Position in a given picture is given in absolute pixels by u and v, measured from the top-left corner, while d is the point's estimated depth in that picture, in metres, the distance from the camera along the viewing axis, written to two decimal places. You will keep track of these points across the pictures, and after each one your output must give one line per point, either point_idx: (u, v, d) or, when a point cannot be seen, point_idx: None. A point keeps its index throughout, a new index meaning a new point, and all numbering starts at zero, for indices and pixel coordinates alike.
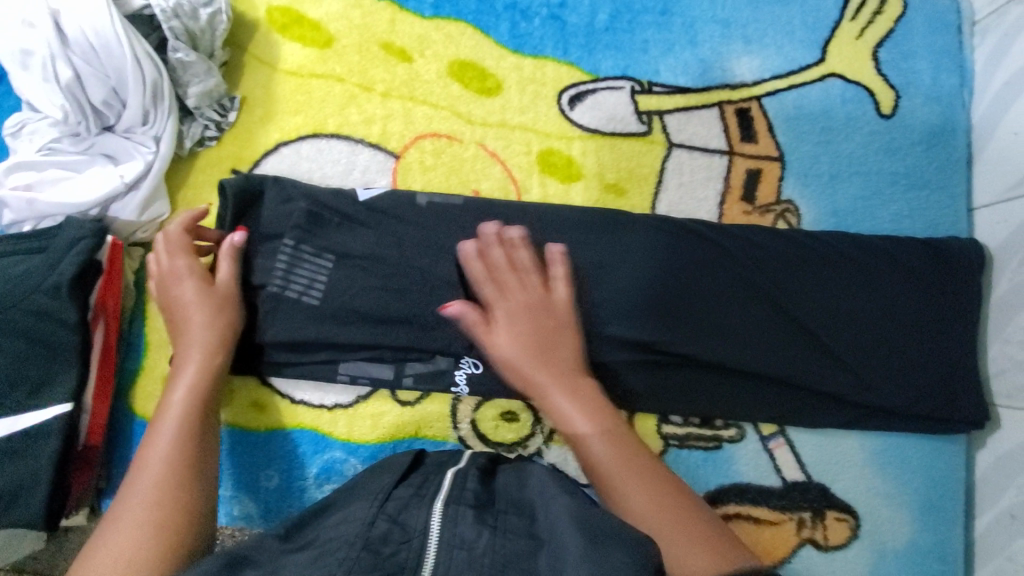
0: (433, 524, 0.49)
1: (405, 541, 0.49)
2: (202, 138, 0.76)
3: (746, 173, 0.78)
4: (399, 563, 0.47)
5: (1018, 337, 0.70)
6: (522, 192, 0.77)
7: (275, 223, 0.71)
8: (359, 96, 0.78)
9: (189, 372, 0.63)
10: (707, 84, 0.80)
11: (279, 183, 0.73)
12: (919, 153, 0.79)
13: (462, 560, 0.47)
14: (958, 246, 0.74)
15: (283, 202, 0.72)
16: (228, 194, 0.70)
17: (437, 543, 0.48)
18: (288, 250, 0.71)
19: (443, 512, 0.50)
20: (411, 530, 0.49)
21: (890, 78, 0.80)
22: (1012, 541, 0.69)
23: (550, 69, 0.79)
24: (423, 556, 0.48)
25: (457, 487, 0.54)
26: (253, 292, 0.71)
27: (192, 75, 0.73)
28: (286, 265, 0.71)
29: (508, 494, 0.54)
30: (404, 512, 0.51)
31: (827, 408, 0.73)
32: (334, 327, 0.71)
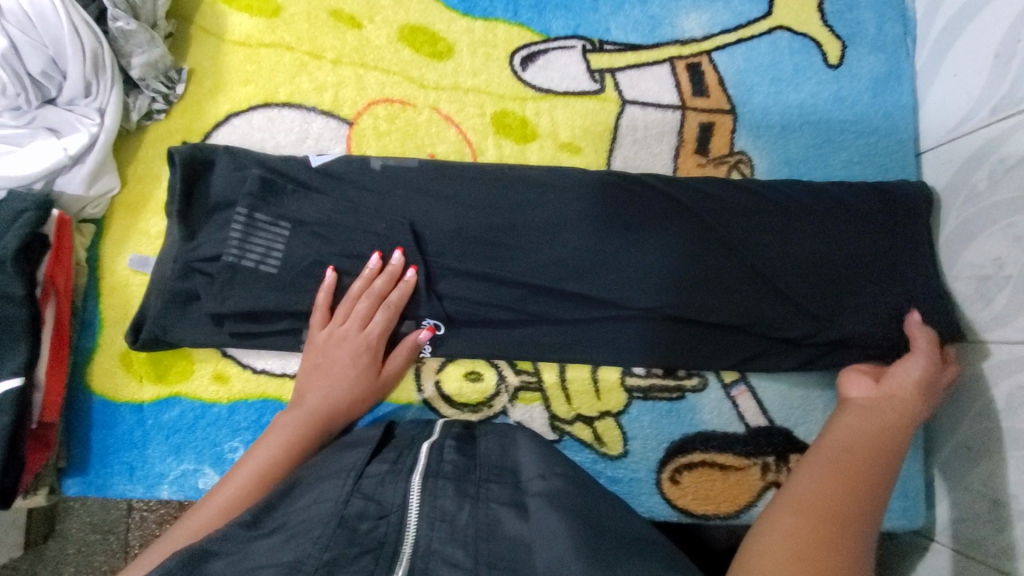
0: (412, 500, 0.48)
1: (382, 517, 0.47)
2: (149, 111, 0.75)
3: (699, 127, 0.79)
4: (378, 538, 0.46)
5: (965, 273, 0.72)
6: (477, 154, 0.78)
7: (227, 193, 0.71)
8: (309, 64, 0.77)
9: (325, 387, 0.68)
10: (657, 40, 0.80)
11: (230, 152, 0.72)
12: (867, 101, 0.80)
13: (443, 534, 0.46)
14: (905, 187, 0.75)
15: (234, 171, 0.71)
16: (177, 161, 0.70)
17: (415, 519, 0.47)
18: (243, 217, 0.69)
19: (421, 487, 0.49)
20: (388, 505, 0.48)
21: (836, 29, 0.81)
22: (969, 472, 0.71)
23: (500, 31, 0.79)
24: (402, 529, 0.46)
25: (435, 459, 0.52)
26: (210, 263, 0.69)
27: (135, 45, 0.71)
28: (241, 233, 0.69)
29: (489, 462, 0.54)
30: (381, 487, 0.50)
31: (794, 354, 0.74)
32: (293, 294, 0.70)
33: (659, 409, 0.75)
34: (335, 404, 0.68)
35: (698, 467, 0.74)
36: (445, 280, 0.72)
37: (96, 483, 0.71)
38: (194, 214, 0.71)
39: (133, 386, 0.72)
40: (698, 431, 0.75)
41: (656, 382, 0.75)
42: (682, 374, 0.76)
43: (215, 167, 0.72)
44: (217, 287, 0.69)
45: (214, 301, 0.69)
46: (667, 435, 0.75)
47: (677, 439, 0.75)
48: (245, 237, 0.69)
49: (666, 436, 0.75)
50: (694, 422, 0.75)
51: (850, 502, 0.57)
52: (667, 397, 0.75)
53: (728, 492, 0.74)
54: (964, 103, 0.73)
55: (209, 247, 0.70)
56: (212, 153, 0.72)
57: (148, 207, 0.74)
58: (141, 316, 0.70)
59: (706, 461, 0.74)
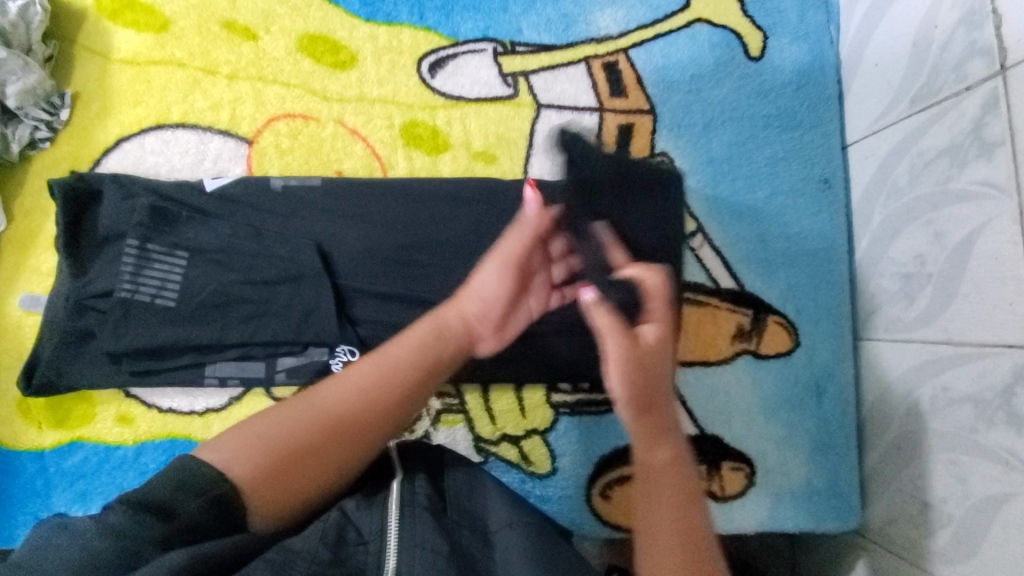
0: (391, 528, 0.46)
1: (362, 543, 0.46)
2: (33, 141, 0.71)
3: (618, 129, 0.76)
4: (359, 566, 0.45)
5: (890, 271, 0.70)
6: (387, 168, 0.74)
7: (115, 225, 0.67)
8: (203, 80, 0.73)
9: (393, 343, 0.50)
10: (572, 40, 0.77)
11: (118, 179, 0.68)
12: (791, 94, 0.77)
13: (425, 562, 0.45)
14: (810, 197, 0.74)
15: (124, 200, 0.67)
16: (59, 194, 0.66)
17: (395, 548, 0.45)
18: (135, 250, 0.66)
19: (400, 512, 0.47)
20: (366, 532, 0.47)
21: (757, 19, 0.78)
22: (900, 473, 0.70)
23: (406, 37, 0.75)
24: (382, 557, 0.45)
25: (408, 492, 0.49)
26: (104, 301, 0.66)
27: (8, 72, 0.67)
28: (133, 267, 0.66)
29: (460, 501, 0.53)
30: (359, 510, 0.48)
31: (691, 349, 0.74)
32: (193, 328, 0.66)
33: (587, 424, 0.73)
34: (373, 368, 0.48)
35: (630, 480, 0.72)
36: (356, 303, 0.69)
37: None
38: (84, 249, 0.67)
39: (32, 433, 0.68)
40: (628, 444, 0.73)
41: (583, 397, 0.73)
42: None
43: (102, 196, 0.67)
44: (111, 325, 0.65)
45: (110, 340, 0.65)
46: (597, 450, 0.73)
47: (605, 453, 0.73)
48: (139, 271, 0.66)
49: (595, 451, 0.73)
50: (624, 435, 0.73)
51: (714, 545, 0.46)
52: (595, 410, 0.73)
53: None
54: (884, 95, 0.70)
55: (100, 282, 0.66)
56: (98, 183, 0.68)
57: (36, 243, 0.70)
58: (33, 360, 0.66)
59: None
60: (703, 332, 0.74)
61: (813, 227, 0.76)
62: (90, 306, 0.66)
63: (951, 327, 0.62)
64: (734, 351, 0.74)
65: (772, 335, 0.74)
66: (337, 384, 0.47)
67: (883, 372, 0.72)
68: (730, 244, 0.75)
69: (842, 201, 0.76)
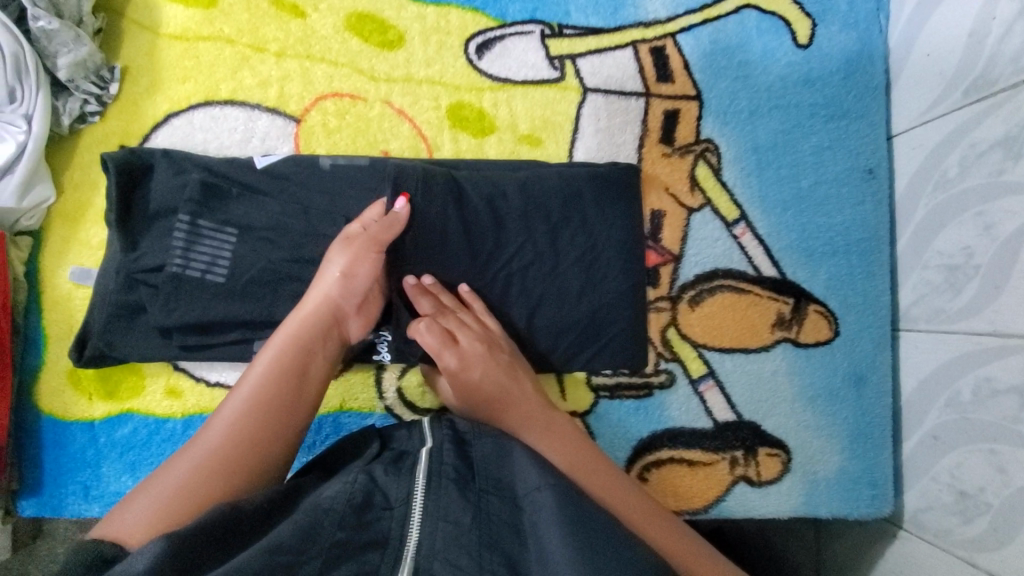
0: (417, 498, 0.50)
1: (387, 509, 0.49)
2: (82, 114, 0.71)
3: (664, 115, 0.76)
4: (383, 532, 0.48)
5: (935, 262, 0.71)
6: (434, 149, 0.74)
7: (165, 201, 0.67)
8: (252, 58, 0.73)
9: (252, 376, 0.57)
10: (619, 23, 0.76)
11: (171, 155, 0.69)
12: (838, 83, 0.77)
13: (446, 534, 0.47)
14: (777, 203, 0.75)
15: (177, 177, 0.68)
16: (111, 168, 0.66)
17: (419, 516, 0.48)
18: (186, 224, 0.66)
19: (426, 486, 0.50)
20: (392, 498, 0.50)
21: (806, 6, 0.78)
22: (936, 462, 0.71)
23: (454, 17, 0.75)
24: (405, 524, 0.48)
25: (435, 463, 0.52)
26: (155, 275, 0.66)
27: (60, 44, 0.67)
28: (184, 242, 0.66)
29: (489, 471, 0.53)
30: (388, 478, 0.51)
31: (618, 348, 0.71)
32: (243, 305, 0.66)
33: (626, 408, 0.74)
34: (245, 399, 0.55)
35: (667, 463, 0.73)
36: None
37: (51, 505, 0.69)
38: (135, 223, 0.67)
39: (82, 404, 0.69)
40: (667, 428, 0.74)
41: (624, 380, 0.74)
42: (649, 371, 0.74)
43: (155, 172, 0.68)
44: (162, 299, 0.65)
45: (159, 314, 0.65)
46: (635, 434, 0.73)
47: (644, 437, 0.73)
48: (190, 246, 0.66)
49: (633, 434, 0.73)
50: (662, 419, 0.74)
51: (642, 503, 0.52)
52: (634, 394, 0.74)
53: (697, 488, 0.73)
54: (936, 84, 0.70)
55: (151, 257, 0.66)
56: (150, 159, 0.68)
57: (87, 217, 0.71)
58: (85, 332, 0.67)
59: (675, 458, 0.73)
60: (745, 319, 0.75)
61: (856, 216, 0.76)
62: (141, 281, 0.66)
63: (998, 319, 0.62)
64: (774, 338, 0.75)
65: (813, 324, 0.75)
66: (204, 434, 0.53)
67: (923, 363, 0.73)
68: (773, 232, 0.75)
69: (886, 191, 0.76)
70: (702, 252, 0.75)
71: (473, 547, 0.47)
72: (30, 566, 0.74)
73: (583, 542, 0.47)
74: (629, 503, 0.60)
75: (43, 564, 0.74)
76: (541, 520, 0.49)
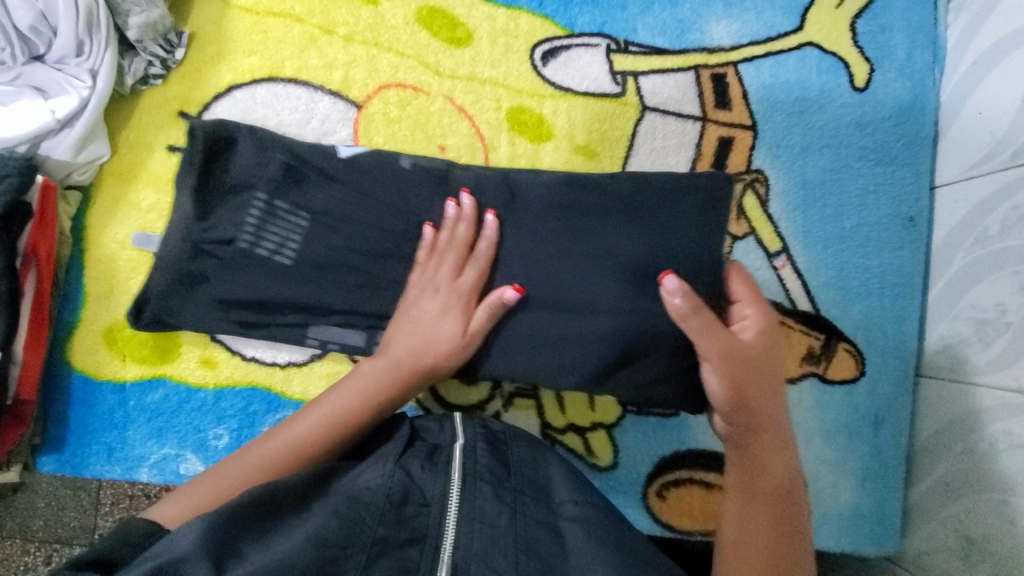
0: (452, 497, 0.49)
1: (424, 506, 0.48)
2: (145, 75, 0.70)
3: (719, 141, 0.77)
4: (421, 528, 0.47)
5: (966, 313, 0.73)
6: (490, 150, 0.75)
7: (238, 177, 0.65)
8: (320, 39, 0.73)
9: (328, 405, 0.57)
10: (684, 46, 0.77)
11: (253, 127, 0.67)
12: (889, 129, 0.79)
13: (483, 537, 0.47)
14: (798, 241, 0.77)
15: (256, 151, 0.66)
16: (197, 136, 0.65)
17: (455, 516, 0.47)
18: (259, 201, 0.65)
19: (462, 483, 0.50)
20: (429, 495, 0.49)
21: (866, 50, 0.79)
22: (944, 506, 0.72)
23: (523, 22, 0.76)
24: (442, 522, 0.47)
25: (470, 461, 0.51)
26: (224, 248, 0.65)
27: (133, 3, 0.66)
28: (257, 220, 0.65)
29: (524, 472, 0.53)
30: (425, 474, 0.50)
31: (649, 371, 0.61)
32: (306, 289, 0.65)
33: (651, 424, 0.74)
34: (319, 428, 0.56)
35: (686, 483, 0.74)
36: None
37: (72, 462, 0.69)
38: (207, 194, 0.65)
39: (115, 364, 0.69)
40: (689, 448, 0.74)
41: None
42: None
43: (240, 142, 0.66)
44: (229, 272, 0.65)
45: (222, 288, 0.65)
46: (656, 451, 0.74)
47: (666, 454, 0.74)
48: (260, 224, 0.65)
49: (655, 452, 0.74)
50: (686, 439, 0.74)
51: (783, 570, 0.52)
52: (661, 412, 0.75)
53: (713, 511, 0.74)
54: (985, 143, 0.72)
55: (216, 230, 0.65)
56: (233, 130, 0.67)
57: (138, 178, 0.70)
58: (145, 296, 0.67)
59: (694, 479, 0.74)
60: None
61: (893, 261, 0.78)
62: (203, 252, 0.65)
63: None
64: (802, 372, 0.76)
65: (840, 361, 0.77)
66: (267, 441, 0.55)
67: (944, 411, 0.74)
68: (812, 267, 0.77)
69: (924, 240, 0.78)
70: None
71: (511, 551, 0.46)
72: (7, 517, 0.74)
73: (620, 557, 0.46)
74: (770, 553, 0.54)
75: (21, 517, 0.74)
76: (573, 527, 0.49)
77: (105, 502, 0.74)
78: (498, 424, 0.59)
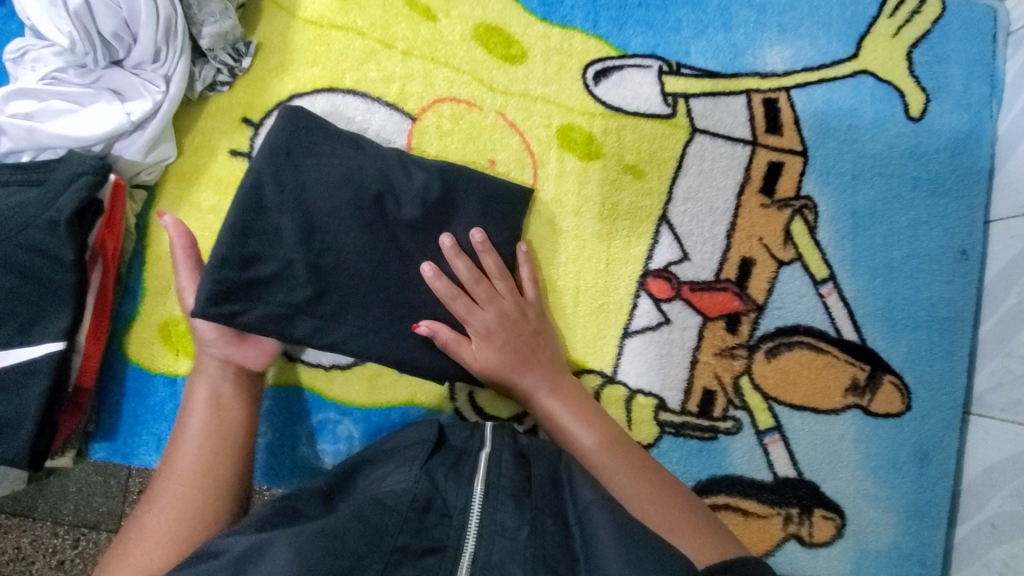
0: (474, 507, 0.47)
1: (447, 516, 0.46)
2: (213, 82, 0.74)
3: (768, 166, 0.77)
4: (443, 537, 0.45)
5: (1019, 352, 0.71)
6: (539, 165, 0.76)
7: (332, 185, 0.65)
8: (379, 52, 0.76)
9: (196, 432, 0.60)
10: (737, 70, 0.78)
11: (336, 133, 0.68)
12: (943, 160, 0.78)
13: (504, 549, 0.44)
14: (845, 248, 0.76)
15: (342, 164, 0.66)
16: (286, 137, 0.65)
17: (475, 529, 0.46)
18: (350, 210, 0.65)
19: (485, 496, 0.48)
20: (451, 505, 0.47)
21: (922, 80, 0.78)
22: (990, 549, 0.70)
23: (578, 42, 0.77)
24: (464, 532, 0.45)
25: (494, 472, 0.50)
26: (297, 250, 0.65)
27: (207, 14, 0.70)
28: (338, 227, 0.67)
29: (549, 489, 0.51)
30: (448, 485, 0.49)
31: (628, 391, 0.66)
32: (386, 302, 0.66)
33: (689, 447, 0.73)
34: (206, 446, 0.59)
35: (723, 510, 0.73)
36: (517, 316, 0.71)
37: (122, 451, 0.71)
38: (266, 196, 0.63)
39: (169, 358, 0.71)
40: (726, 474, 0.73)
41: (690, 420, 0.74)
42: (717, 415, 0.74)
43: (330, 150, 0.67)
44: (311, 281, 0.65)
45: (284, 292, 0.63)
46: (694, 474, 0.73)
47: (703, 479, 0.73)
48: (354, 236, 0.65)
49: (691, 475, 0.73)
50: (723, 465, 0.73)
51: (667, 489, 0.59)
52: (699, 436, 0.74)
53: (749, 538, 0.72)
54: None
55: (295, 229, 0.63)
56: (319, 137, 0.67)
57: (200, 180, 0.73)
58: None
59: (730, 505, 0.73)
60: (819, 379, 0.75)
61: (944, 294, 0.76)
62: (283, 249, 0.62)
63: None
64: (845, 403, 0.75)
65: (885, 394, 0.75)
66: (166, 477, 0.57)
67: (994, 450, 0.72)
68: (859, 296, 0.76)
69: (976, 275, 0.77)
70: (787, 305, 0.75)
71: (529, 565, 0.43)
72: (39, 500, 0.74)
73: (637, 553, 0.43)
74: (663, 492, 0.58)
75: (54, 500, 0.74)
76: (594, 524, 0.46)
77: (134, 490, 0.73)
78: (537, 439, 0.59)
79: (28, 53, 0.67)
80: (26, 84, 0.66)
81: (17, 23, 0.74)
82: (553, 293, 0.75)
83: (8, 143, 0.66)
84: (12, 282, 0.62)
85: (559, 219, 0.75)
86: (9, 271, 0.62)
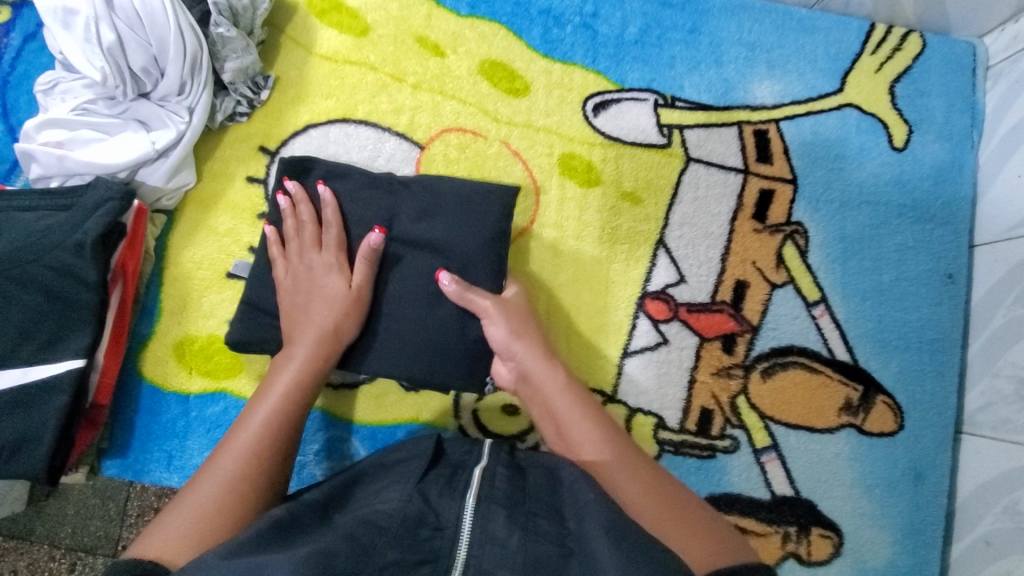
0: (467, 520, 0.48)
1: (439, 530, 0.47)
2: (233, 113, 0.78)
3: (759, 193, 0.80)
4: (435, 549, 0.46)
5: (1006, 371, 0.73)
6: (541, 191, 0.79)
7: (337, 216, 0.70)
8: (390, 86, 0.80)
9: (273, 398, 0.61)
10: (728, 103, 0.82)
11: (336, 170, 0.72)
12: (927, 188, 0.81)
13: (495, 558, 0.45)
14: (837, 272, 0.79)
15: (342, 198, 0.71)
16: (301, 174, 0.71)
17: (467, 540, 0.46)
18: (350, 240, 0.71)
19: (477, 509, 0.49)
20: (444, 519, 0.48)
21: (905, 113, 0.83)
22: (985, 567, 0.71)
23: (578, 76, 0.82)
24: (456, 544, 0.46)
25: (488, 487, 0.51)
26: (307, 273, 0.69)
27: (230, 50, 0.74)
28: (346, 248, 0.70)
29: (551, 500, 0.52)
30: (442, 502, 0.50)
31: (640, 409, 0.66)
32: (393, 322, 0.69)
33: (688, 465, 0.75)
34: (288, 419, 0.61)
35: None
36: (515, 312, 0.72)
37: (133, 468, 0.73)
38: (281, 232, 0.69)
39: (182, 376, 0.74)
40: (725, 492, 0.75)
41: (688, 438, 0.76)
42: (714, 433, 0.76)
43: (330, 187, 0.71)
44: None
45: None
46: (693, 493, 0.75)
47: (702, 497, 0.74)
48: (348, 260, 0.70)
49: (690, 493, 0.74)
50: (721, 483, 0.75)
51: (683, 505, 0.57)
52: (697, 454, 0.75)
53: None
54: None
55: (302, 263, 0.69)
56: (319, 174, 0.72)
57: (217, 206, 0.77)
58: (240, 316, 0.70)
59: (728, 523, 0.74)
60: (813, 398, 0.77)
61: (932, 316, 0.79)
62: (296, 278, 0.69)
63: None
64: (840, 422, 0.77)
65: (879, 414, 0.77)
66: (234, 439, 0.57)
67: (986, 468, 0.74)
68: (850, 318, 0.79)
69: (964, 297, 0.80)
70: (780, 326, 0.78)
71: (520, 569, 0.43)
72: (36, 523, 0.75)
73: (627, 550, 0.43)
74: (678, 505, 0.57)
75: (50, 523, 0.75)
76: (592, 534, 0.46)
77: (132, 513, 0.74)
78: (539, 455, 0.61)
79: (58, 85, 0.71)
80: (58, 115, 0.70)
81: (47, 55, 0.79)
82: (556, 314, 0.77)
83: (38, 169, 0.70)
84: (37, 301, 0.65)
85: (561, 243, 0.78)
86: (33, 290, 0.65)
